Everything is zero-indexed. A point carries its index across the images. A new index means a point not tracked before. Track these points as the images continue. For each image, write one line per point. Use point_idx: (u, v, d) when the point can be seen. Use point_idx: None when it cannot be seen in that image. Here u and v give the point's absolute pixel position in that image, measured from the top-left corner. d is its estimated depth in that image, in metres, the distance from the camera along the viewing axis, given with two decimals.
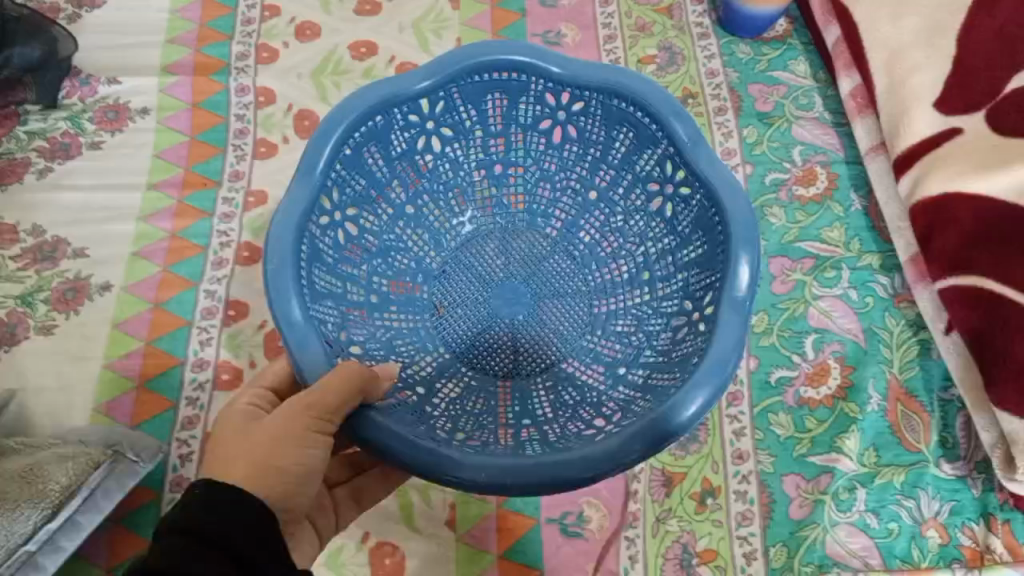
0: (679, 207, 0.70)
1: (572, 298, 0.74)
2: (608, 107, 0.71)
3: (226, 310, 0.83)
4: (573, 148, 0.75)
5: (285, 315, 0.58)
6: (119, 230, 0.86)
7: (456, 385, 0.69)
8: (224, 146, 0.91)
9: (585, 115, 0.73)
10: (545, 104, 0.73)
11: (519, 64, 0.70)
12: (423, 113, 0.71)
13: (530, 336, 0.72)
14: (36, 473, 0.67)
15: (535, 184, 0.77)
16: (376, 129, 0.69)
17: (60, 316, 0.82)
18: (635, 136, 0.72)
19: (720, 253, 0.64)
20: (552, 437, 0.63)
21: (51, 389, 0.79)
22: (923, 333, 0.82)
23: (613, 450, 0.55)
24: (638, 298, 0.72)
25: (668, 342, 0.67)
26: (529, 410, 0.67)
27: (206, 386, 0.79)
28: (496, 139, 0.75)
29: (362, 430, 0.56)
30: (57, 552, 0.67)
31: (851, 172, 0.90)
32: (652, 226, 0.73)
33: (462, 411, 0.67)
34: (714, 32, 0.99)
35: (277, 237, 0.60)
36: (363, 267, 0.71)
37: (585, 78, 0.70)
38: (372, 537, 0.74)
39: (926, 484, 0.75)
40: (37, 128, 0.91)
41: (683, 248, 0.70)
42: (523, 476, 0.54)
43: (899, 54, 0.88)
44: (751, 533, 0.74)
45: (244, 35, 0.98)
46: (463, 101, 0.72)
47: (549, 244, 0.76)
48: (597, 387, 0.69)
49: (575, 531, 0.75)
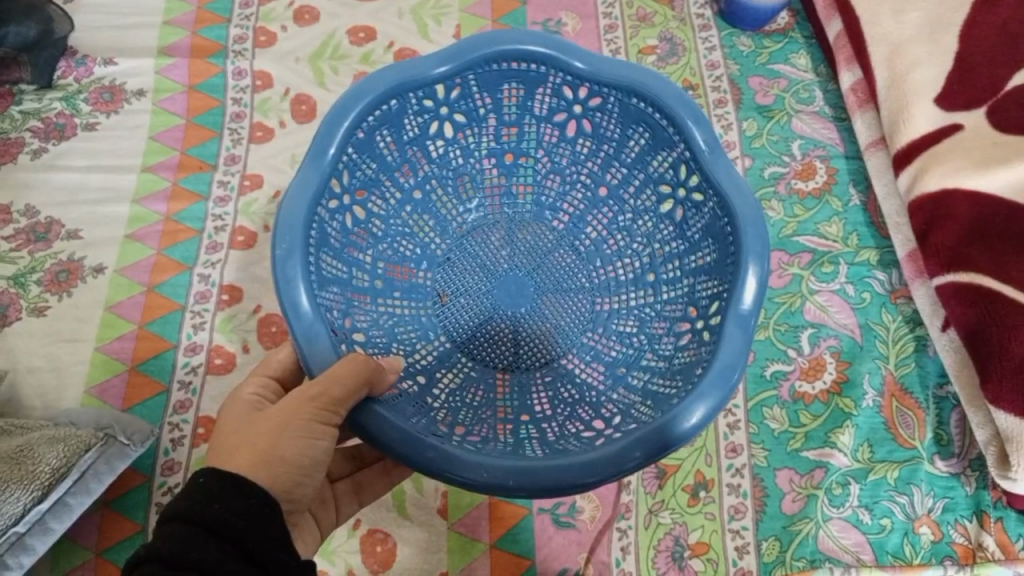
0: (690, 212, 0.69)
1: (577, 294, 0.73)
2: (626, 105, 0.70)
3: (220, 294, 0.82)
4: (587, 144, 0.74)
5: (292, 302, 0.57)
6: (113, 212, 0.86)
7: (454, 376, 0.69)
8: (220, 130, 0.90)
9: (602, 111, 0.72)
10: (561, 97, 0.72)
11: (539, 56, 0.69)
12: (438, 98, 0.70)
13: (532, 330, 0.72)
14: (27, 455, 0.66)
15: (544, 176, 0.76)
16: (390, 114, 0.68)
17: (52, 297, 0.82)
18: (650, 137, 0.71)
19: (730, 263, 0.63)
20: (551, 436, 0.63)
21: (43, 371, 0.79)
22: (919, 329, 0.81)
23: (613, 457, 0.54)
24: (641, 299, 0.72)
25: (671, 347, 0.67)
26: (527, 405, 0.67)
27: (198, 370, 0.79)
28: (508, 128, 0.74)
29: (364, 422, 0.55)
30: (47, 534, 0.66)
31: (850, 166, 0.90)
32: (661, 227, 0.72)
33: (462, 403, 0.66)
34: (716, 23, 0.98)
35: (286, 222, 0.59)
36: (368, 252, 0.70)
37: (605, 75, 0.68)
38: (364, 524, 0.74)
39: (920, 481, 0.75)
40: (32, 108, 0.90)
41: (691, 253, 0.69)
42: (525, 479, 0.53)
43: (901, 48, 0.88)
44: (743, 527, 0.74)
45: (242, 18, 0.97)
46: (479, 89, 0.71)
47: (554, 238, 0.76)
48: (596, 386, 0.68)
49: (567, 522, 0.74)
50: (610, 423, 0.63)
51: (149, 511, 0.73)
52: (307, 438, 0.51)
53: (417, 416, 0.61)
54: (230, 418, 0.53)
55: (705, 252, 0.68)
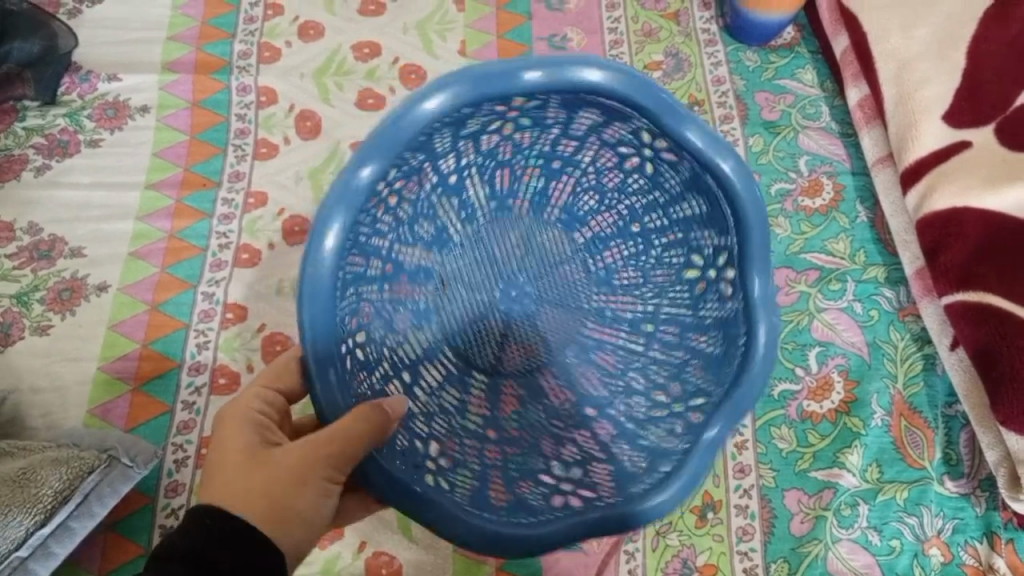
0: (712, 294, 0.67)
1: (573, 309, 0.75)
2: (698, 175, 0.62)
3: (224, 313, 0.82)
4: (639, 180, 0.70)
5: (308, 321, 0.55)
6: (116, 229, 0.85)
7: (437, 372, 0.70)
8: (224, 146, 0.90)
9: (670, 165, 0.65)
10: (635, 137, 0.64)
11: (633, 100, 0.57)
12: (514, 105, 0.60)
13: (521, 335, 0.74)
14: (30, 477, 0.66)
15: (582, 190, 0.74)
16: (461, 117, 0.59)
17: (55, 316, 0.81)
18: (705, 212, 0.65)
19: (731, 363, 0.63)
20: (514, 471, 0.64)
21: (46, 390, 0.78)
22: (927, 347, 0.81)
23: (564, 529, 0.57)
24: (631, 343, 0.73)
25: (644, 415, 0.68)
26: (496, 419, 0.69)
27: (203, 390, 0.78)
28: (567, 141, 0.68)
29: (365, 470, 0.55)
30: (48, 558, 0.65)
31: (858, 183, 0.89)
32: (676, 287, 0.71)
33: (440, 405, 0.68)
34: (722, 38, 0.98)
35: (323, 218, 0.55)
36: (388, 236, 0.66)
37: (691, 146, 0.59)
38: (369, 546, 0.74)
39: (929, 501, 0.74)
40: (35, 124, 0.90)
41: (693, 330, 0.69)
42: (502, 542, 0.56)
43: (908, 65, 0.87)
44: (751, 549, 0.73)
45: (246, 34, 0.97)
46: (559, 108, 0.61)
47: (572, 249, 0.76)
48: (566, 414, 0.71)
49: (573, 544, 0.74)
50: (569, 473, 0.65)
51: (152, 533, 0.73)
52: (314, 490, 0.50)
53: (399, 440, 0.61)
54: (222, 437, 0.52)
55: (706, 340, 0.68)
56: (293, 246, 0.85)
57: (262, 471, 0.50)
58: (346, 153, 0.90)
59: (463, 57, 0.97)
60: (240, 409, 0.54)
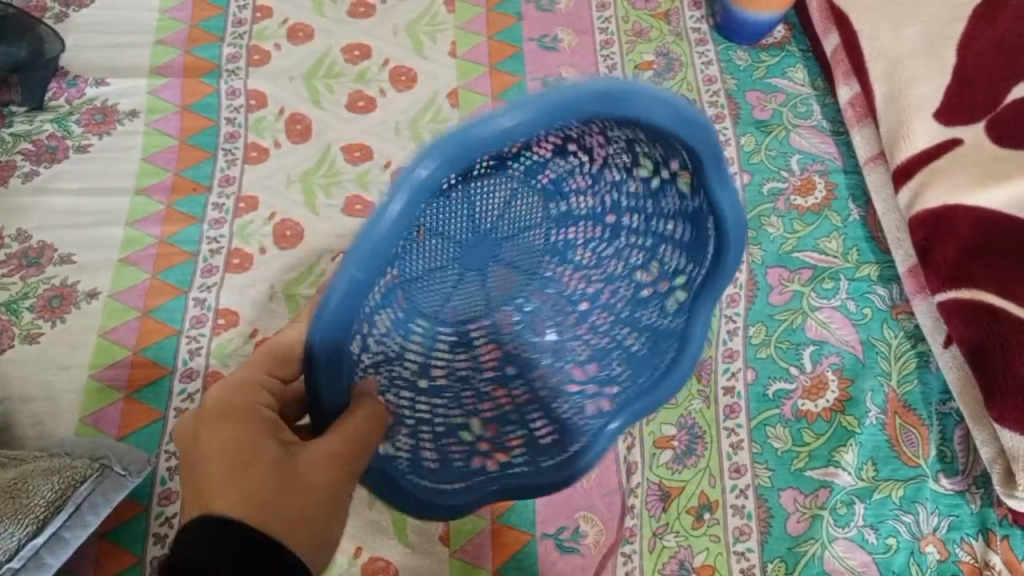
0: (654, 311, 0.64)
1: (524, 271, 0.66)
2: (698, 220, 0.57)
3: (216, 318, 0.81)
4: (638, 188, 0.58)
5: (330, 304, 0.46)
6: (106, 236, 0.85)
7: (385, 319, 0.56)
8: (214, 150, 0.89)
9: (682, 193, 0.56)
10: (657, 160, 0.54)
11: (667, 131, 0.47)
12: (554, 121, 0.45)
13: (466, 297, 0.64)
14: (22, 488, 0.65)
15: (579, 173, 0.58)
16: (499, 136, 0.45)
17: (45, 324, 0.81)
18: (680, 252, 0.61)
19: (644, 377, 0.67)
20: (437, 426, 0.63)
21: (37, 399, 0.77)
22: (921, 345, 0.81)
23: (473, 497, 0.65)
24: (569, 326, 0.67)
25: (570, 410, 0.67)
26: (424, 372, 0.62)
27: (196, 397, 0.78)
28: (589, 135, 0.53)
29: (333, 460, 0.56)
30: (41, 569, 0.64)
31: (849, 181, 0.89)
32: (621, 287, 0.64)
33: (377, 360, 0.57)
34: (712, 37, 0.98)
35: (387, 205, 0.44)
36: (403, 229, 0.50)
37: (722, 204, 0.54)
38: (365, 552, 0.73)
39: (925, 499, 0.74)
40: (22, 130, 0.89)
41: (626, 336, 0.66)
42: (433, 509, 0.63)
43: (898, 63, 0.88)
44: (748, 549, 0.73)
45: (235, 37, 0.96)
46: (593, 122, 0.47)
47: (542, 217, 0.62)
48: (492, 398, 0.66)
49: (570, 547, 0.74)
50: (486, 456, 0.65)
51: (146, 542, 0.72)
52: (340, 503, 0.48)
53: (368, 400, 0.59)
54: (223, 419, 0.49)
55: (633, 337, 0.66)
56: (285, 250, 0.85)
57: (260, 463, 0.46)
58: (337, 155, 0.90)
59: (453, 58, 0.96)
60: (243, 408, 0.50)
